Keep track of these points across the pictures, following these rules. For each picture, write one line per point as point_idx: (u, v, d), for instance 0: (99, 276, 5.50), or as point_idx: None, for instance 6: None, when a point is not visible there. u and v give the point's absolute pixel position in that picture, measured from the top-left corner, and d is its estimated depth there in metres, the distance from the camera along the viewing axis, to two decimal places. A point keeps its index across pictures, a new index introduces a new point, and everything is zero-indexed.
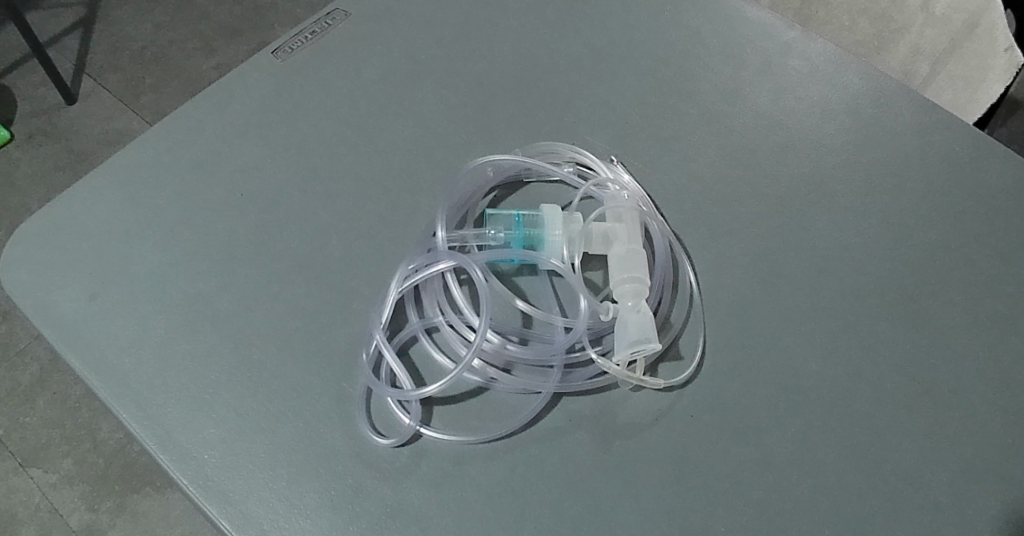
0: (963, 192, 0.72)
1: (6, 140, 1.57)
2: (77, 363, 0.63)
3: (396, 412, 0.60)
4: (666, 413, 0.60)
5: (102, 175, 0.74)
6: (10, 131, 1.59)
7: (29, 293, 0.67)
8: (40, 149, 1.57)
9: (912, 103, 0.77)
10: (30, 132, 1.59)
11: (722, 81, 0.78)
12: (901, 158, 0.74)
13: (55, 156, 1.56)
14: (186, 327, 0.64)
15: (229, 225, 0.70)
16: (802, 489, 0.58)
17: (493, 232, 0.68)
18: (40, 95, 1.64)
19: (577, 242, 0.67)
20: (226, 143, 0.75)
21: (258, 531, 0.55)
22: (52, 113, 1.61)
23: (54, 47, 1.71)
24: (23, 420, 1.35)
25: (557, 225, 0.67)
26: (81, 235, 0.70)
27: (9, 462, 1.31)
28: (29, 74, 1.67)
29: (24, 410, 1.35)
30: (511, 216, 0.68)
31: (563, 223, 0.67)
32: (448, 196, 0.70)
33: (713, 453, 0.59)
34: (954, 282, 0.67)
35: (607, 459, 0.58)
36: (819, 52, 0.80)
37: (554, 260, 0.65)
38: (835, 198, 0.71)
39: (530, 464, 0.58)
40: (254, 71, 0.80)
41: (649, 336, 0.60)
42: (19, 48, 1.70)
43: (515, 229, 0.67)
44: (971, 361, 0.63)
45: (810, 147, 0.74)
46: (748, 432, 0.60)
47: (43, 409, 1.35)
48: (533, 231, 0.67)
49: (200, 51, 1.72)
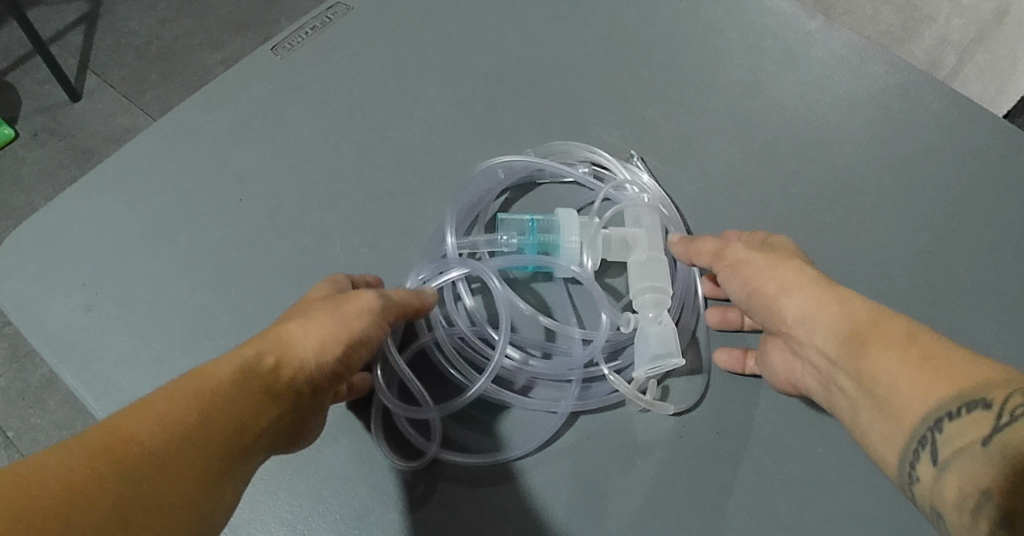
0: (996, 192, 0.68)
1: (11, 138, 1.54)
2: (71, 379, 0.62)
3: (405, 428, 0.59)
4: (678, 428, 0.58)
5: (98, 180, 0.72)
6: (16, 129, 1.56)
7: (23, 305, 0.66)
8: (46, 148, 1.54)
9: (943, 97, 0.73)
10: (35, 130, 1.56)
11: (741, 74, 0.75)
12: (930, 153, 0.70)
13: (62, 154, 1.54)
14: (186, 342, 0.63)
15: (231, 234, 0.68)
16: (817, 507, 0.56)
17: (506, 237, 0.65)
18: (46, 93, 1.60)
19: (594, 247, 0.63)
20: (224, 144, 0.73)
21: None
22: (57, 111, 1.59)
23: (59, 44, 1.66)
24: (34, 421, 1.26)
25: (573, 231, 0.63)
26: (76, 243, 0.68)
27: (20, 464, 1.21)
28: (34, 70, 1.62)
29: (35, 412, 1.26)
30: (526, 221, 0.65)
31: (581, 230, 0.64)
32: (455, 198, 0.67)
33: (727, 469, 0.57)
34: (980, 285, 0.65)
35: (615, 477, 0.57)
36: (843, 44, 0.76)
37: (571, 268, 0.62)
38: (858, 196, 0.68)
39: (537, 485, 0.57)
40: (254, 69, 0.77)
41: (673, 353, 0.56)
42: (23, 43, 1.65)
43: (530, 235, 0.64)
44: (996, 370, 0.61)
45: (833, 142, 0.71)
46: (763, 446, 0.58)
47: (54, 410, 1.26)
48: (549, 240, 0.64)
49: (206, 46, 1.66)
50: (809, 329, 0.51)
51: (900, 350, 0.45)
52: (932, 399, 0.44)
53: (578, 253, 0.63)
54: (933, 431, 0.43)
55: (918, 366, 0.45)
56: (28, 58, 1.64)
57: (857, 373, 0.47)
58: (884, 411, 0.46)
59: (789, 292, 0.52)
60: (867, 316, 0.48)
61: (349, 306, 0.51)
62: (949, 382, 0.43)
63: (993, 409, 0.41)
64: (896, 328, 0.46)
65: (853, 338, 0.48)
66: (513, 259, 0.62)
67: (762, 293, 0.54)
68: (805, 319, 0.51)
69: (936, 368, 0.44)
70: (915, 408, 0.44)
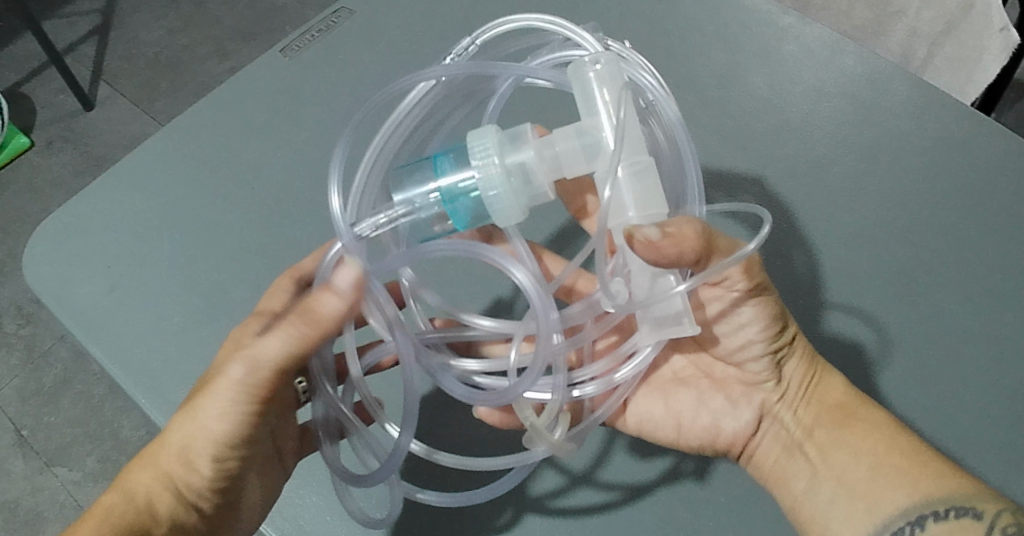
0: (958, 170, 0.73)
1: (26, 147, 1.51)
2: (97, 352, 0.68)
3: (365, 461, 0.60)
4: None
5: (120, 173, 0.78)
6: (30, 138, 1.53)
7: (51, 287, 0.72)
8: (58, 155, 1.51)
9: (909, 85, 0.77)
10: (50, 139, 1.53)
11: (719, 66, 0.80)
12: (896, 137, 0.75)
13: (75, 161, 1.50)
14: (202, 316, 0.69)
15: (243, 218, 0.74)
16: None
17: (420, 200, 0.52)
18: (59, 103, 1.58)
19: (538, 171, 0.51)
20: (235, 138, 0.78)
21: (275, 508, 0.61)
22: (71, 121, 1.56)
23: (71, 55, 1.66)
24: (48, 419, 1.25)
25: (494, 174, 0.50)
26: (100, 231, 0.74)
27: (35, 460, 1.22)
28: (48, 82, 1.61)
29: (49, 412, 1.26)
30: (432, 164, 0.52)
31: (504, 150, 0.51)
32: (334, 172, 0.55)
33: None
34: (943, 255, 0.69)
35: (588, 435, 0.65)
36: (816, 38, 0.81)
37: (511, 218, 0.51)
38: (828, 178, 0.73)
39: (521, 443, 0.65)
40: (263, 69, 0.83)
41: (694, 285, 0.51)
42: (36, 57, 1.64)
43: (440, 179, 0.51)
44: (953, 333, 0.66)
45: (804, 129, 0.76)
46: None
47: (68, 409, 1.25)
48: (469, 187, 0.51)
49: (214, 54, 1.64)
50: (798, 397, 0.59)
51: (889, 442, 0.54)
52: (918, 495, 0.52)
53: (519, 189, 0.51)
54: (912, 526, 0.51)
55: (909, 464, 0.53)
56: (42, 70, 1.62)
57: (838, 445, 0.56)
58: (859, 498, 0.54)
59: (787, 362, 0.59)
60: (846, 399, 0.58)
61: (210, 404, 0.52)
62: (938, 483, 0.52)
63: (980, 518, 0.50)
64: (881, 419, 0.56)
65: (839, 415, 0.57)
66: (446, 247, 0.51)
67: (749, 361, 0.60)
68: (798, 384, 0.59)
69: (922, 462, 0.53)
70: (898, 503, 0.52)
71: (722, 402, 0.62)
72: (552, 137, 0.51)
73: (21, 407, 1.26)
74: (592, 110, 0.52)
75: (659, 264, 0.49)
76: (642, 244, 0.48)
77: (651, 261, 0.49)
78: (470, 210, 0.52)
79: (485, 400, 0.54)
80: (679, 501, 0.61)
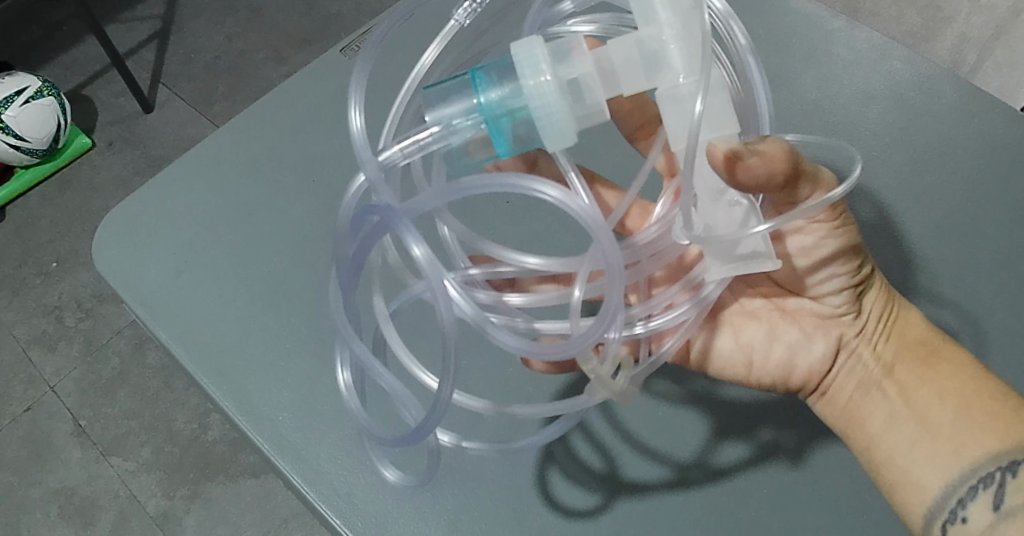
0: (1008, 173, 0.73)
1: (88, 147, 1.57)
2: (163, 333, 0.72)
3: (405, 411, 0.59)
4: (686, 385, 0.68)
5: (185, 167, 0.82)
6: (92, 138, 1.59)
7: (120, 271, 0.76)
8: (120, 156, 1.58)
9: (958, 89, 0.77)
10: (109, 139, 1.60)
11: (766, 68, 0.81)
12: (945, 139, 0.75)
13: (134, 162, 1.57)
14: (261, 303, 0.73)
15: (305, 210, 0.78)
16: (811, 454, 0.64)
17: (457, 119, 0.47)
18: (120, 104, 1.65)
19: (591, 86, 0.46)
20: (296, 134, 0.83)
21: (328, 484, 0.64)
22: (129, 121, 1.63)
23: (133, 58, 1.73)
24: (105, 410, 1.31)
25: (543, 91, 0.45)
26: (167, 221, 0.79)
27: (91, 450, 1.28)
28: (110, 84, 1.68)
29: (106, 403, 1.32)
30: (471, 81, 0.47)
31: (554, 63, 0.46)
32: (355, 105, 0.52)
33: (728, 422, 0.66)
34: (990, 258, 0.69)
35: (630, 428, 0.66)
36: (865, 42, 0.81)
37: (565, 138, 0.46)
38: (874, 179, 0.73)
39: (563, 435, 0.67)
40: (326, 67, 0.87)
41: (778, 223, 0.48)
42: (99, 60, 1.72)
43: (480, 96, 0.46)
44: (996, 336, 0.66)
45: (852, 130, 0.76)
46: (761, 406, 0.67)
47: (123, 401, 1.31)
48: (513, 107, 0.46)
49: (271, 59, 1.71)
50: (877, 332, 0.60)
51: (978, 387, 0.55)
52: (1009, 440, 0.53)
53: (571, 108, 0.46)
54: (1003, 472, 0.52)
55: (999, 410, 0.54)
56: (104, 72, 1.70)
57: (925, 389, 0.57)
58: (946, 442, 0.55)
59: (866, 294, 0.60)
60: (930, 341, 0.59)
61: None
62: None
63: None
64: (965, 359, 0.57)
65: (922, 354, 0.59)
66: (483, 182, 0.46)
67: (828, 295, 0.60)
68: (880, 321, 0.61)
69: (1014, 409, 0.54)
70: (988, 449, 0.53)
71: (797, 338, 0.62)
72: (607, 49, 0.47)
73: (80, 398, 1.32)
74: (649, 22, 0.48)
75: (749, 188, 0.49)
76: (735, 163, 0.47)
77: (738, 181, 0.48)
78: (514, 132, 0.46)
79: (547, 353, 0.49)
80: (720, 490, 0.63)
